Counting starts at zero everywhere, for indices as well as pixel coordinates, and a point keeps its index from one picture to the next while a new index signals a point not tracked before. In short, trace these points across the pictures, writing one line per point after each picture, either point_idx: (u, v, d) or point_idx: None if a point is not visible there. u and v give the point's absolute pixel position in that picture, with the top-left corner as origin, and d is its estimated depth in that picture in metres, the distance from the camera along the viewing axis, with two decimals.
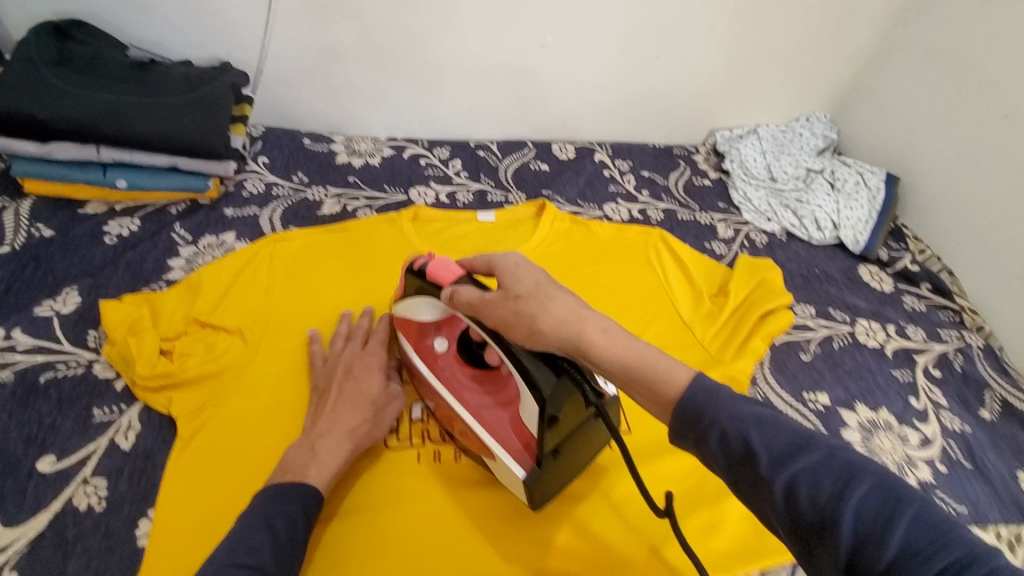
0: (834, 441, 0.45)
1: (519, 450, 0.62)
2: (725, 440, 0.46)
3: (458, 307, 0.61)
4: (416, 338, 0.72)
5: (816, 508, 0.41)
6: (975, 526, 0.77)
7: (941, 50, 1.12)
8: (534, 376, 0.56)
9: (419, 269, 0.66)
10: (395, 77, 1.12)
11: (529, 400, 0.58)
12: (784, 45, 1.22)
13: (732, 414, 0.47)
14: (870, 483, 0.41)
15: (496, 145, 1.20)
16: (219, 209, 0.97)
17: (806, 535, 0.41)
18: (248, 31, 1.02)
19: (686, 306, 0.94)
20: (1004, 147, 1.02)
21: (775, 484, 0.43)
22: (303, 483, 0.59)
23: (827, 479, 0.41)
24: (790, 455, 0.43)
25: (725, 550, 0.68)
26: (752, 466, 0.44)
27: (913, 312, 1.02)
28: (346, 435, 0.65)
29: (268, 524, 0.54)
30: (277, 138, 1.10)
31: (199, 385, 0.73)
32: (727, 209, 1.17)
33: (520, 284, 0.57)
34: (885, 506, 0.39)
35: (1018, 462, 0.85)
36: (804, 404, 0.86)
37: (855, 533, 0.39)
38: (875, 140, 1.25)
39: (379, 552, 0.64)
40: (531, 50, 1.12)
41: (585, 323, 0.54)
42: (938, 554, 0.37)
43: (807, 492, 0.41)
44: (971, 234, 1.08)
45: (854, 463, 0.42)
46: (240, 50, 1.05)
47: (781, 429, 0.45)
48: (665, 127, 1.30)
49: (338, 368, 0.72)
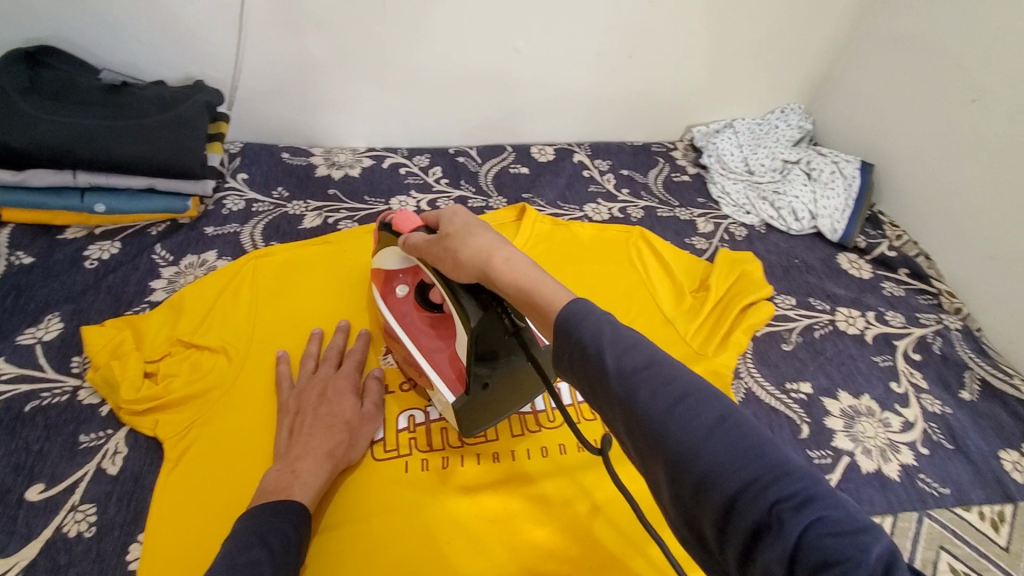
0: (683, 365, 0.45)
1: (451, 379, 0.70)
2: (585, 355, 0.46)
3: (410, 251, 0.69)
4: (383, 284, 0.79)
5: (649, 417, 0.42)
6: (958, 507, 0.78)
7: (908, 38, 1.14)
8: (462, 305, 0.64)
9: (386, 222, 0.75)
10: (370, 88, 1.13)
11: (461, 331, 0.66)
12: (754, 40, 1.23)
13: (598, 332, 0.46)
14: (706, 403, 0.41)
15: (475, 151, 1.22)
16: (200, 228, 0.97)
17: (640, 439, 0.43)
18: (221, 49, 1.03)
19: (668, 302, 0.95)
20: (973, 129, 1.04)
21: (621, 398, 0.43)
22: (293, 502, 0.60)
23: (666, 396, 0.42)
24: (638, 371, 0.44)
25: None
26: (602, 382, 0.45)
27: (892, 297, 1.04)
28: (325, 455, 0.66)
29: (261, 539, 0.55)
30: (256, 153, 1.10)
31: (185, 407, 0.73)
32: (706, 204, 1.19)
33: (452, 224, 0.64)
34: (712, 424, 0.40)
35: (1000, 441, 0.86)
36: (786, 395, 0.87)
37: (682, 448, 0.40)
38: (849, 128, 1.27)
39: (368, 560, 0.65)
40: (504, 56, 1.13)
41: (494, 254, 0.59)
42: (747, 468, 0.38)
43: (643, 403, 0.42)
44: (945, 217, 1.09)
45: (695, 384, 0.43)
46: (215, 68, 1.05)
47: (642, 352, 0.45)
48: (642, 125, 1.32)
49: (312, 392, 0.72)
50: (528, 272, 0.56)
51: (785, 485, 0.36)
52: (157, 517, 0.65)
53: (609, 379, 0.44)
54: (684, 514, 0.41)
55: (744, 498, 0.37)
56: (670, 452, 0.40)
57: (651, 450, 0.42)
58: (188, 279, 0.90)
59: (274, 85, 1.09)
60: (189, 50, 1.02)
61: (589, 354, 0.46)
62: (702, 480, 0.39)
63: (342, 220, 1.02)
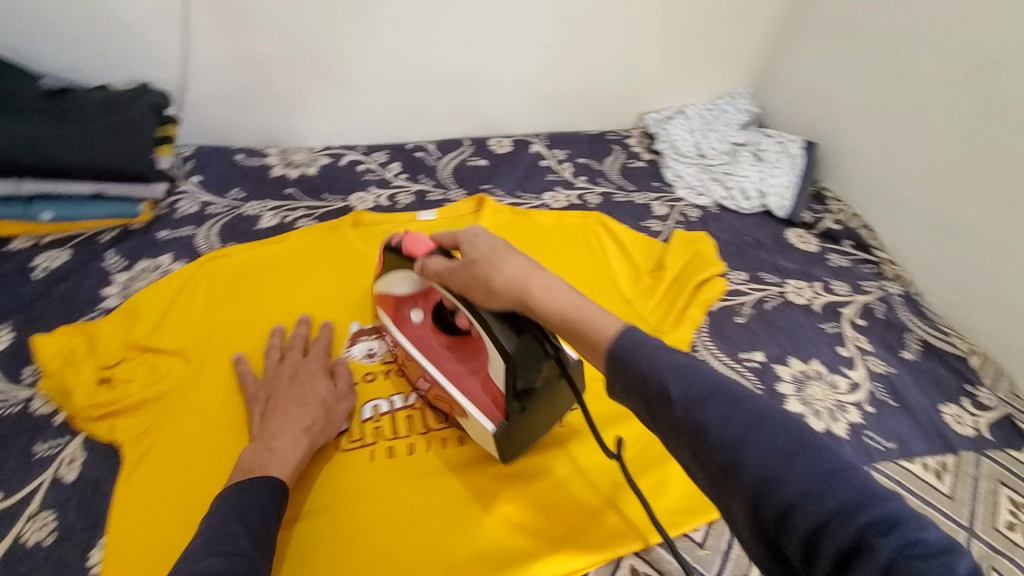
0: (748, 389, 0.44)
1: (488, 407, 0.68)
2: (644, 385, 0.46)
3: (428, 278, 0.66)
4: (394, 310, 0.78)
5: (722, 446, 0.41)
6: (902, 459, 0.83)
7: (843, 20, 1.19)
8: (499, 336, 0.62)
9: (394, 246, 0.72)
10: (325, 85, 1.12)
11: (496, 357, 0.64)
12: (700, 27, 1.27)
13: (655, 363, 0.46)
14: (774, 428, 0.41)
15: (433, 146, 1.22)
16: (151, 233, 0.95)
17: (712, 470, 0.42)
18: (166, 51, 1.01)
19: (626, 283, 0.98)
20: (905, 104, 1.09)
21: (687, 429, 0.43)
22: (271, 477, 0.60)
23: (735, 424, 0.42)
24: (699, 400, 0.43)
25: (674, 506, 0.72)
26: (667, 410, 0.44)
27: (838, 268, 1.09)
28: (301, 432, 0.66)
29: (238, 516, 0.54)
30: (209, 156, 1.09)
31: (142, 410, 0.73)
32: (661, 188, 1.21)
33: (475, 248, 0.60)
34: (788, 449, 0.40)
35: (940, 396, 0.91)
36: (740, 364, 0.90)
37: (757, 477, 0.39)
38: (793, 110, 1.32)
39: (348, 545, 0.65)
40: (456, 49, 1.14)
41: (531, 279, 0.56)
42: (834, 494, 0.37)
43: (713, 432, 0.42)
44: (884, 189, 1.15)
45: (760, 409, 0.42)
46: (161, 70, 1.03)
47: (698, 377, 0.45)
48: (597, 115, 1.35)
49: (283, 374, 0.73)
50: (571, 300, 0.54)
51: (880, 511, 0.35)
52: (121, 518, 0.65)
53: (674, 405, 0.44)
54: (765, 543, 0.40)
55: (834, 527, 0.35)
56: (744, 483, 0.39)
57: (725, 481, 0.41)
58: (139, 284, 0.88)
59: (224, 86, 1.08)
60: (134, 52, 1.00)
61: (647, 384, 0.46)
62: (786, 508, 0.37)
63: (296, 219, 1.01)
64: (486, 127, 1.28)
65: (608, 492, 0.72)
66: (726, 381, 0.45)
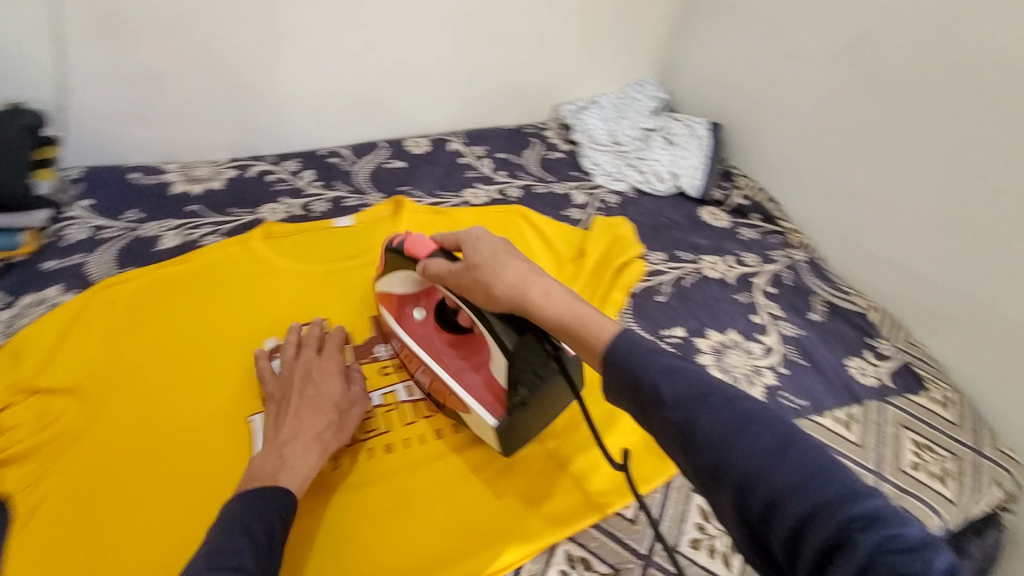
0: (742, 394, 0.47)
1: (490, 402, 0.70)
2: (636, 382, 0.49)
3: (429, 279, 0.70)
4: (397, 308, 0.80)
5: (713, 446, 0.44)
6: (815, 414, 0.88)
7: (735, 6, 1.25)
8: (500, 333, 0.64)
9: (396, 247, 0.74)
10: (228, 94, 1.07)
11: (498, 352, 0.66)
12: (604, 18, 1.30)
13: (649, 362, 0.50)
14: (757, 425, 0.44)
15: (348, 150, 1.19)
16: (36, 266, 0.88)
17: (705, 471, 0.44)
18: (36, 65, 0.93)
19: (551, 271, 0.99)
20: (795, 82, 1.16)
21: (679, 424, 0.46)
22: (280, 488, 0.58)
23: (723, 424, 0.44)
24: (692, 397, 0.46)
25: (638, 470, 0.76)
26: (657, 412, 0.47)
27: (748, 241, 1.14)
28: (312, 439, 0.64)
29: (246, 529, 0.53)
30: (100, 177, 1.01)
31: (34, 456, 0.67)
32: (580, 177, 1.24)
33: (477, 254, 0.64)
34: (775, 449, 0.42)
35: (845, 351, 0.98)
36: (662, 341, 0.93)
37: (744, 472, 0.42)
38: (699, 94, 1.38)
39: (335, 551, 0.64)
40: (361, 50, 1.12)
41: (530, 286, 0.60)
42: (817, 489, 0.39)
43: (703, 431, 0.44)
44: (784, 164, 1.22)
45: (746, 407, 0.45)
46: (36, 84, 0.95)
47: (690, 378, 0.48)
48: (513, 109, 1.36)
49: (295, 375, 0.71)
50: (567, 305, 0.58)
51: (857, 506, 0.38)
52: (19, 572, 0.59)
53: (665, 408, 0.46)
54: (753, 539, 0.42)
55: (814, 523, 0.38)
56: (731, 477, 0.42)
57: (713, 475, 0.43)
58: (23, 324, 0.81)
59: (110, 99, 1.00)
60: (1, 68, 0.91)
61: (640, 382, 0.49)
62: (773, 501, 0.40)
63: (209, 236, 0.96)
64: (402, 129, 1.26)
65: (572, 466, 0.75)
66: (715, 383, 0.48)
